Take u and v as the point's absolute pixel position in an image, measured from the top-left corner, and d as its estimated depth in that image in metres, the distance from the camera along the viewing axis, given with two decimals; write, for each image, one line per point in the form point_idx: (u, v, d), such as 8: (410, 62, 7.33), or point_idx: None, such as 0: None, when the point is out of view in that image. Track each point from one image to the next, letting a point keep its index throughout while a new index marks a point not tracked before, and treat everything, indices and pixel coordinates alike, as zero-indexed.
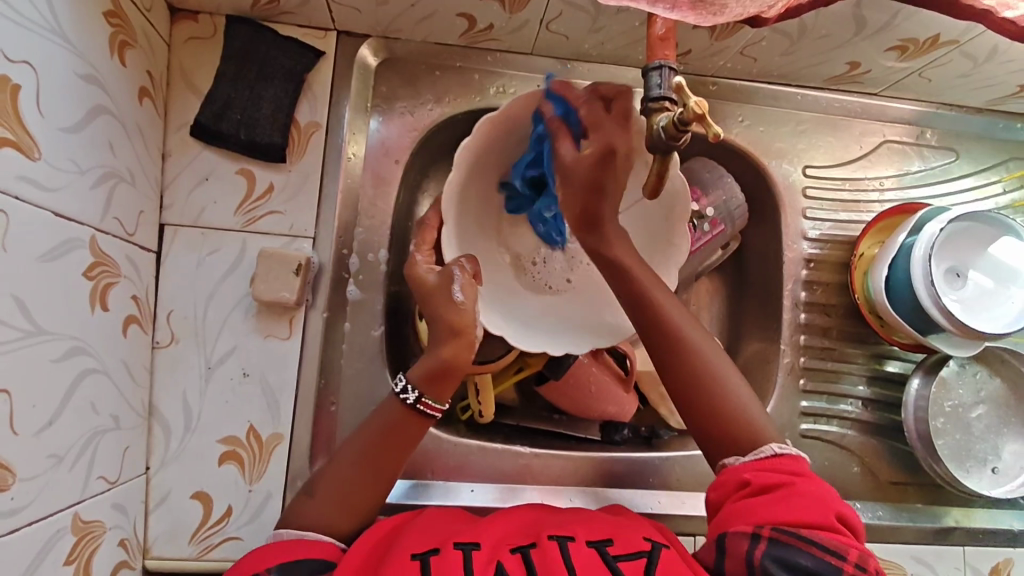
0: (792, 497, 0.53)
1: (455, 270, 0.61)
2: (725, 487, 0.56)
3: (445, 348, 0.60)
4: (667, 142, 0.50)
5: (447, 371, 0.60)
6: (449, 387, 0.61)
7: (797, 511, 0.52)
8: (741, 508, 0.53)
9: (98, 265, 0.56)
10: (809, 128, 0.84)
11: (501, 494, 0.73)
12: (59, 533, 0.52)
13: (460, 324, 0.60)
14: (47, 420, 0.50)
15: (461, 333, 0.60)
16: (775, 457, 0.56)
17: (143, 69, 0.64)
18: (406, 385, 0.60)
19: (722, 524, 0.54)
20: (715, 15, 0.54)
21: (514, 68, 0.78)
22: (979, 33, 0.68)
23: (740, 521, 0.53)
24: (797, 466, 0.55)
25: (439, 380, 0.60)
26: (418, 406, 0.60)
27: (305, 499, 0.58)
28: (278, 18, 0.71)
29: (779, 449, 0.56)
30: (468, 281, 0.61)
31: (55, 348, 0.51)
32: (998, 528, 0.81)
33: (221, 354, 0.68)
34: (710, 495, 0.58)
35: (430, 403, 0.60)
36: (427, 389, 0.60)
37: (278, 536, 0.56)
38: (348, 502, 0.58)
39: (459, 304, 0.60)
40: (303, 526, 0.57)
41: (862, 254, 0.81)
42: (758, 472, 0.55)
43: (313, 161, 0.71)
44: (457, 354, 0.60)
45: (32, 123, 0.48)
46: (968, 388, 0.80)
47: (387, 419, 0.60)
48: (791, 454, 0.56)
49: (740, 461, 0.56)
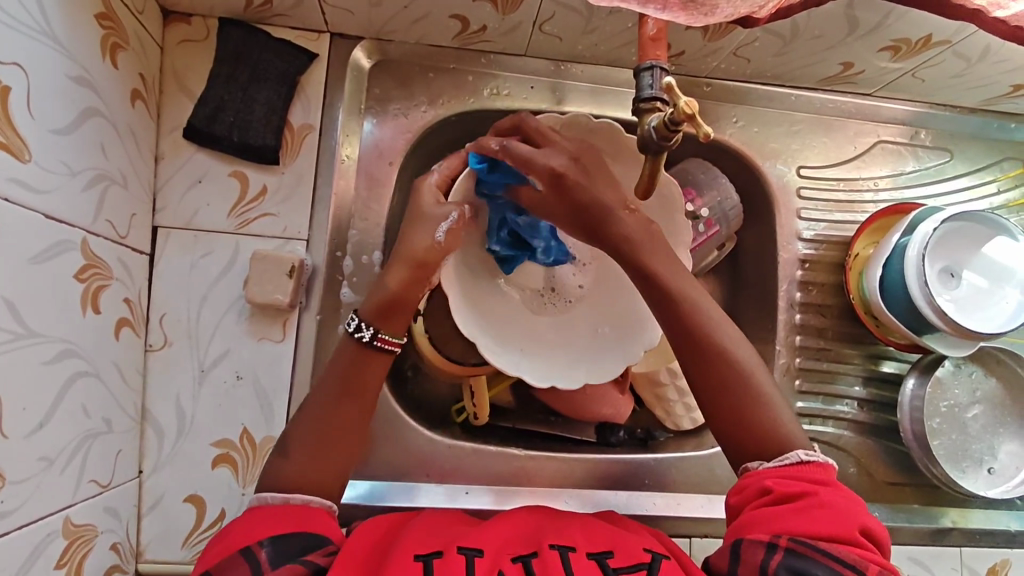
0: (814, 508, 0.52)
1: (453, 211, 0.62)
2: (747, 492, 0.56)
3: (396, 278, 0.60)
4: (658, 142, 0.50)
5: (397, 306, 0.60)
6: (401, 321, 0.61)
7: (818, 521, 0.51)
8: (762, 516, 0.53)
9: (90, 268, 0.56)
10: (803, 128, 0.84)
11: (496, 496, 0.73)
12: (50, 537, 0.52)
13: (423, 257, 0.61)
14: (37, 422, 0.49)
15: (420, 265, 0.61)
16: (800, 465, 0.55)
17: (135, 72, 0.63)
18: (360, 322, 0.59)
19: (740, 530, 0.54)
20: (705, 15, 0.54)
21: (508, 70, 0.78)
22: (971, 32, 0.68)
23: (757, 529, 0.53)
24: (821, 476, 0.55)
25: (390, 313, 0.60)
26: (375, 342, 0.59)
27: (278, 460, 0.56)
28: (270, 20, 0.71)
29: (806, 455, 0.56)
30: (457, 228, 0.62)
31: (45, 350, 0.51)
32: (995, 529, 0.81)
33: (214, 357, 0.67)
34: (732, 499, 0.58)
35: (387, 337, 0.59)
36: (380, 324, 0.59)
37: (260, 499, 0.54)
38: (325, 461, 0.57)
39: (438, 241, 0.61)
40: (281, 486, 0.55)
41: (857, 254, 0.81)
42: (780, 480, 0.55)
43: (306, 163, 0.71)
44: (409, 284, 0.60)
45: (22, 125, 0.48)
46: (964, 388, 0.80)
47: (349, 356, 0.59)
48: (818, 461, 0.56)
49: (764, 466, 0.56)
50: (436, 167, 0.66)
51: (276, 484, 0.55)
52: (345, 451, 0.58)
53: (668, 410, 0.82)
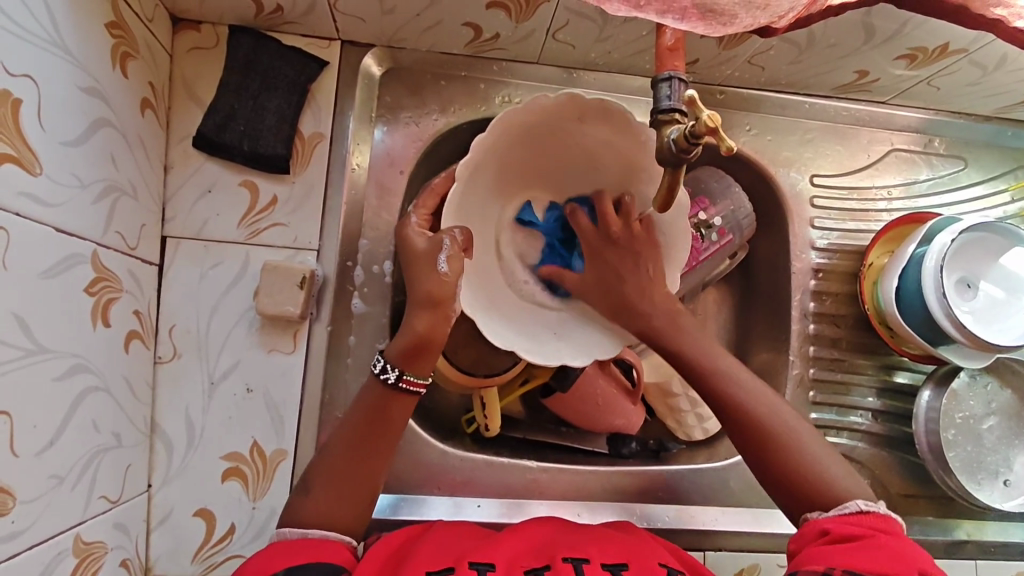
0: (874, 549, 0.51)
1: (445, 240, 0.61)
2: (806, 536, 0.55)
3: (420, 320, 0.59)
4: (678, 154, 0.49)
5: (424, 346, 0.59)
6: (428, 360, 0.60)
7: (876, 558, 0.50)
8: (820, 551, 0.52)
9: (100, 281, 0.56)
10: (816, 136, 0.83)
11: (507, 509, 0.72)
12: (60, 556, 0.51)
13: (439, 294, 0.60)
14: (47, 440, 0.49)
15: (438, 304, 0.60)
16: (860, 515, 0.55)
17: (145, 81, 0.63)
18: (385, 364, 0.59)
19: (797, 564, 0.53)
20: (725, 26, 0.53)
21: (519, 77, 0.77)
22: (989, 41, 0.67)
23: (815, 563, 0.52)
24: (882, 525, 0.54)
25: (415, 355, 0.59)
26: (400, 384, 0.59)
27: (300, 497, 0.56)
28: (281, 28, 0.70)
29: (865, 505, 0.55)
30: (457, 254, 0.61)
31: (56, 366, 0.50)
32: (1010, 541, 0.80)
33: (224, 369, 0.67)
34: (791, 545, 0.57)
35: (412, 379, 0.59)
36: (405, 365, 0.59)
37: (279, 535, 0.54)
38: (342, 489, 0.56)
39: (443, 275, 0.60)
40: (304, 522, 0.55)
41: (871, 264, 0.80)
42: (840, 523, 0.54)
43: (317, 172, 0.70)
44: (432, 326, 0.59)
45: (33, 138, 0.47)
46: (979, 399, 0.79)
47: (373, 399, 0.59)
48: (881, 513, 0.55)
49: (824, 515, 0.56)
50: (411, 211, 0.65)
51: (297, 520, 0.55)
52: (355, 463, 0.57)
53: (679, 421, 0.82)
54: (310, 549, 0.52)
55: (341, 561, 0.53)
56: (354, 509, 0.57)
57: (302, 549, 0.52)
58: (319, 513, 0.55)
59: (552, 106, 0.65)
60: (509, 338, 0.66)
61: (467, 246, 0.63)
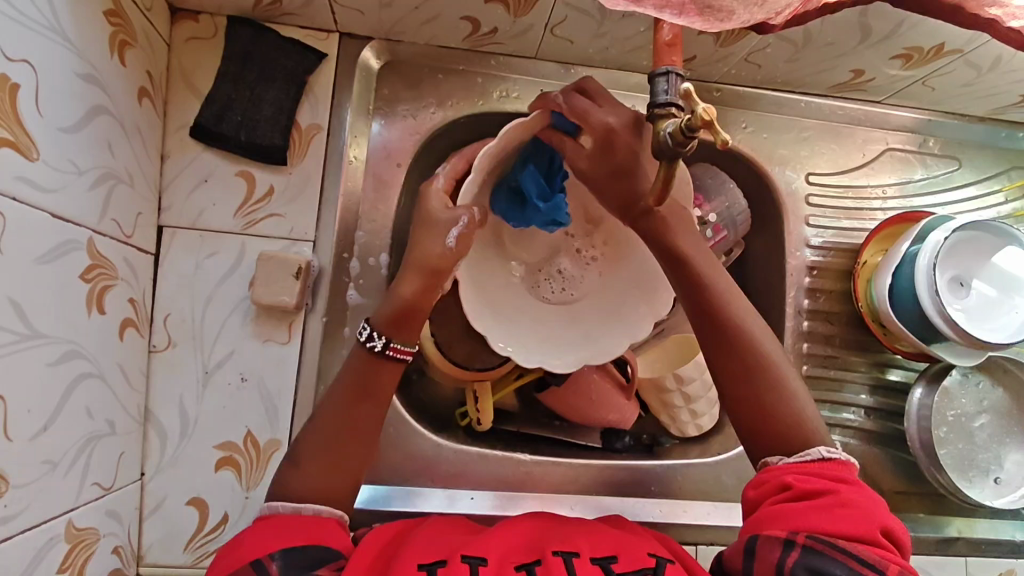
0: (838, 508, 0.51)
1: (462, 215, 0.61)
2: (765, 488, 0.55)
3: (411, 288, 0.60)
4: (673, 148, 0.49)
5: (411, 315, 0.59)
6: (416, 326, 0.60)
7: (839, 519, 0.50)
8: (782, 511, 0.52)
9: (95, 268, 0.56)
10: (812, 135, 0.84)
11: (501, 502, 0.73)
12: (52, 541, 0.51)
13: (436, 262, 0.60)
14: (41, 426, 0.49)
15: (429, 272, 0.60)
16: (824, 461, 0.54)
17: (143, 70, 0.63)
18: (371, 332, 0.58)
19: (757, 526, 0.53)
20: (724, 21, 0.54)
21: (517, 73, 0.77)
22: (985, 42, 0.67)
23: (776, 526, 0.52)
24: (843, 473, 0.54)
25: (407, 321, 0.59)
26: (387, 352, 0.58)
27: (289, 470, 0.56)
28: (280, 20, 0.70)
29: (828, 451, 0.55)
30: (472, 230, 0.61)
31: (50, 352, 0.50)
32: (999, 539, 0.81)
33: (219, 359, 0.67)
34: (749, 492, 0.57)
35: (399, 346, 0.59)
36: (393, 334, 0.59)
37: (271, 510, 0.54)
38: (341, 498, 0.57)
39: (450, 245, 0.60)
40: (294, 498, 0.55)
41: (866, 262, 0.81)
42: (801, 476, 0.54)
43: (314, 164, 0.70)
44: (421, 293, 0.60)
45: (29, 122, 0.47)
46: (970, 397, 0.80)
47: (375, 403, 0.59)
48: (840, 459, 0.55)
49: (784, 461, 0.55)
50: (440, 170, 0.65)
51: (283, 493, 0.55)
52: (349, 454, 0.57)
53: (673, 416, 0.81)
54: (301, 530, 0.52)
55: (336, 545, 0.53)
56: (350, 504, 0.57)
57: (298, 528, 0.52)
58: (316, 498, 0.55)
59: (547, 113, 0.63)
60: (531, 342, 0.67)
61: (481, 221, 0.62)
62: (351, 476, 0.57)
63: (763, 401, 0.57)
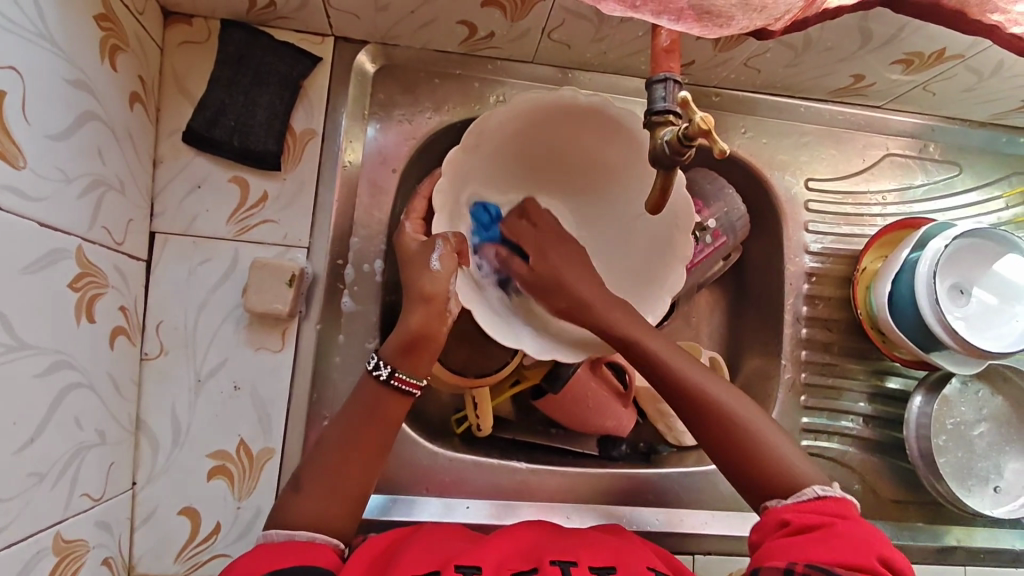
0: (832, 538, 0.50)
1: (436, 241, 0.61)
2: (766, 528, 0.55)
3: (415, 317, 0.60)
4: (672, 157, 0.49)
5: (418, 345, 0.59)
6: (424, 358, 0.60)
7: (834, 550, 0.49)
8: (780, 547, 0.52)
9: (85, 276, 0.55)
10: (812, 140, 0.83)
11: (496, 511, 0.72)
12: (40, 554, 0.50)
13: (432, 290, 0.60)
14: (28, 438, 0.48)
15: (432, 300, 0.60)
16: (819, 501, 0.54)
17: (135, 74, 0.62)
18: (379, 362, 0.59)
19: (757, 560, 0.53)
20: (721, 27, 0.53)
21: (515, 77, 0.76)
22: (986, 48, 0.67)
23: (775, 558, 0.51)
24: (840, 509, 0.53)
25: (412, 352, 0.59)
26: (393, 381, 0.59)
27: (290, 495, 0.56)
28: (274, 23, 0.69)
29: (822, 490, 0.54)
30: (450, 253, 0.61)
31: (37, 362, 0.49)
32: (999, 548, 0.80)
33: (212, 367, 0.66)
34: (751, 536, 0.56)
35: (405, 376, 0.59)
36: (398, 363, 0.59)
37: (267, 537, 0.53)
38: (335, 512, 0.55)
39: (435, 271, 0.60)
40: (292, 525, 0.54)
41: (865, 269, 0.80)
42: (798, 513, 0.53)
43: (308, 169, 0.70)
44: (426, 323, 0.59)
45: (15, 129, 0.46)
46: (970, 406, 0.79)
47: (373, 414, 0.58)
48: (837, 497, 0.54)
49: (782, 503, 0.55)
50: (403, 219, 0.66)
51: (282, 523, 0.54)
52: (342, 465, 0.56)
53: (669, 426, 0.81)
54: (296, 552, 0.51)
55: (328, 565, 0.52)
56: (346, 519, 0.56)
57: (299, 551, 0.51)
58: (312, 518, 0.54)
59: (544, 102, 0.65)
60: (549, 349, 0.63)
61: (460, 248, 0.62)
62: (347, 491, 0.56)
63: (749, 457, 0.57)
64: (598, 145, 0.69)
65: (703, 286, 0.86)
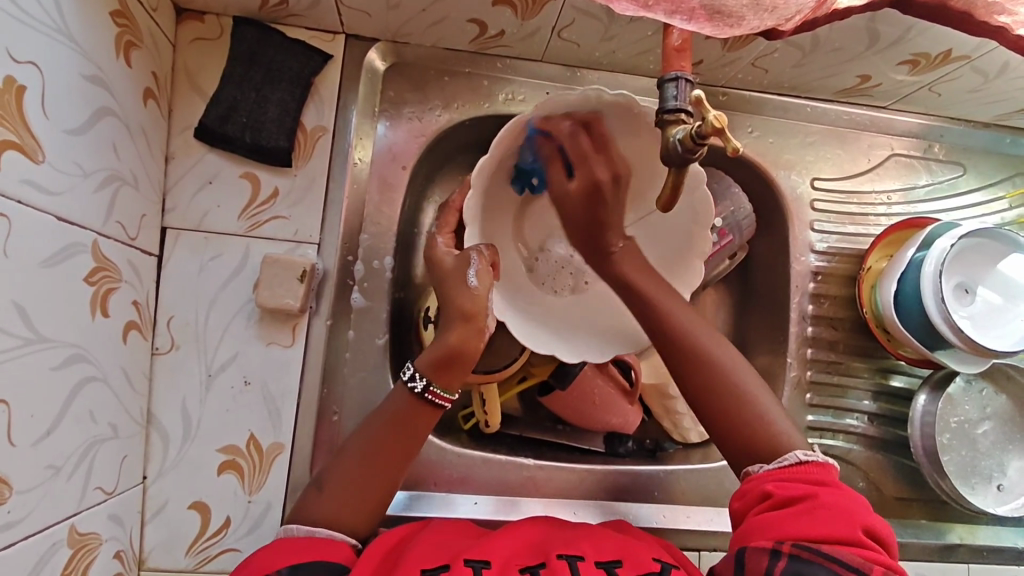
0: (815, 512, 0.51)
1: (473, 254, 0.61)
2: (749, 497, 0.55)
3: (452, 334, 0.59)
4: (683, 154, 0.49)
5: (454, 361, 0.59)
6: (459, 374, 0.60)
7: (818, 522, 0.50)
8: (764, 522, 0.52)
9: (99, 271, 0.55)
10: (817, 140, 0.84)
11: (504, 506, 0.72)
12: (56, 546, 0.50)
13: (471, 309, 0.60)
14: (45, 430, 0.48)
15: (471, 316, 0.60)
16: (800, 465, 0.55)
17: (148, 71, 0.62)
18: (415, 372, 0.59)
19: (744, 538, 0.53)
20: (732, 27, 0.53)
21: (524, 75, 0.77)
22: (992, 49, 0.67)
23: (761, 537, 0.52)
24: (821, 474, 0.54)
25: (448, 368, 0.59)
26: (427, 395, 0.59)
27: (314, 495, 0.56)
28: (285, 20, 0.69)
29: (804, 455, 0.55)
30: (486, 268, 0.62)
31: (54, 355, 0.49)
32: (1002, 545, 0.81)
33: (222, 362, 0.66)
34: (734, 504, 0.57)
35: (439, 391, 0.59)
36: (433, 377, 0.59)
37: (287, 532, 0.54)
38: (356, 506, 0.56)
39: (472, 288, 0.60)
40: (310, 521, 0.55)
41: (870, 267, 0.81)
42: (779, 483, 0.54)
43: (319, 166, 0.70)
44: (464, 338, 0.59)
45: (35, 125, 0.46)
46: (974, 404, 0.80)
47: (390, 412, 0.59)
48: (818, 461, 0.55)
49: (763, 470, 0.56)
50: (435, 232, 0.66)
51: (302, 518, 0.55)
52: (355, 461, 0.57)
53: (675, 423, 0.82)
54: (313, 549, 0.52)
55: (341, 560, 0.52)
56: (366, 516, 0.57)
57: (308, 548, 0.52)
58: (332, 519, 0.55)
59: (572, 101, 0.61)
60: (573, 349, 0.68)
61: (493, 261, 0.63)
62: (362, 487, 0.57)
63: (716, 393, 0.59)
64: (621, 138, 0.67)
65: (710, 284, 0.87)
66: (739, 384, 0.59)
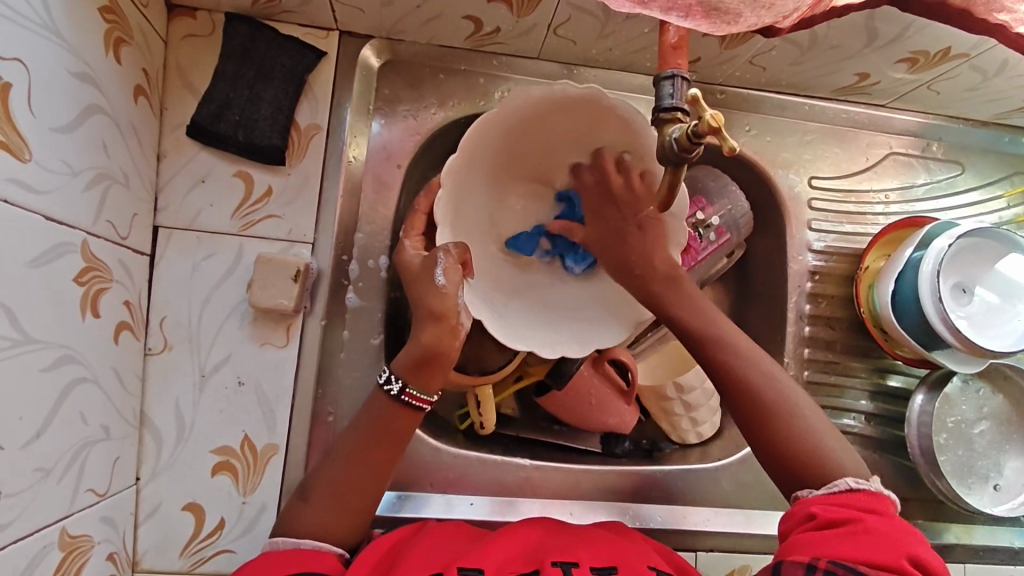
0: (860, 535, 0.50)
1: (439, 254, 0.60)
2: (795, 518, 0.55)
3: (426, 333, 0.58)
4: (679, 154, 0.49)
5: (431, 360, 0.58)
6: (437, 375, 0.59)
7: (862, 545, 0.49)
8: (806, 541, 0.51)
9: (90, 270, 0.55)
10: (815, 138, 0.83)
11: (500, 507, 0.72)
12: (46, 549, 0.50)
13: (441, 308, 0.58)
14: (34, 433, 0.48)
15: (441, 317, 0.58)
16: (850, 492, 0.54)
17: (139, 68, 0.62)
18: (390, 375, 0.58)
19: (784, 552, 0.52)
20: (729, 24, 0.53)
21: (520, 73, 0.76)
22: (991, 47, 0.67)
23: (800, 553, 0.51)
24: (872, 503, 0.53)
25: (425, 368, 0.58)
26: (402, 397, 0.58)
27: (299, 504, 0.56)
28: (279, 17, 0.69)
29: (855, 483, 0.54)
30: (454, 266, 0.60)
31: (43, 357, 0.49)
32: (999, 545, 0.80)
33: (215, 363, 0.66)
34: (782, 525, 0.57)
35: (416, 392, 0.58)
36: (409, 377, 0.58)
37: (272, 545, 0.54)
38: (344, 506, 0.56)
39: (440, 287, 0.59)
40: (296, 534, 0.55)
41: (868, 267, 0.80)
42: (827, 507, 0.53)
43: (313, 165, 0.69)
44: (438, 338, 0.57)
45: (22, 123, 0.46)
46: (971, 403, 0.80)
47: (380, 415, 0.58)
48: (869, 489, 0.54)
49: (813, 494, 0.55)
50: (403, 237, 0.65)
51: (287, 530, 0.55)
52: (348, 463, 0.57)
53: (673, 424, 0.81)
54: (300, 561, 0.52)
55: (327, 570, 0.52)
56: (356, 520, 0.57)
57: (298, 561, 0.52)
58: (319, 525, 0.55)
59: (537, 97, 0.63)
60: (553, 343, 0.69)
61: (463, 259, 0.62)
62: (356, 490, 0.56)
63: (773, 436, 0.58)
64: (595, 130, 0.67)
65: (707, 283, 0.86)
66: (796, 416, 0.58)
